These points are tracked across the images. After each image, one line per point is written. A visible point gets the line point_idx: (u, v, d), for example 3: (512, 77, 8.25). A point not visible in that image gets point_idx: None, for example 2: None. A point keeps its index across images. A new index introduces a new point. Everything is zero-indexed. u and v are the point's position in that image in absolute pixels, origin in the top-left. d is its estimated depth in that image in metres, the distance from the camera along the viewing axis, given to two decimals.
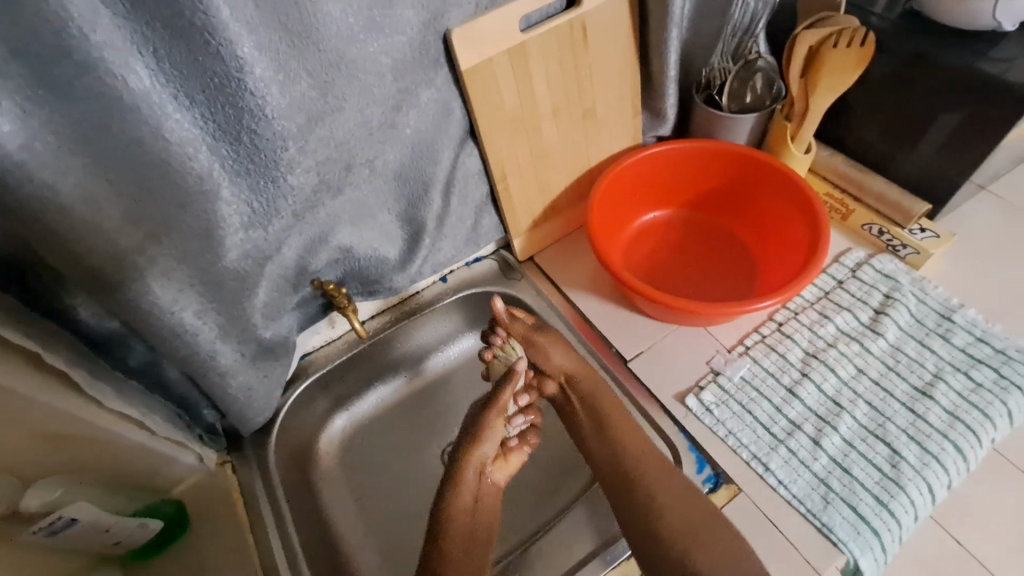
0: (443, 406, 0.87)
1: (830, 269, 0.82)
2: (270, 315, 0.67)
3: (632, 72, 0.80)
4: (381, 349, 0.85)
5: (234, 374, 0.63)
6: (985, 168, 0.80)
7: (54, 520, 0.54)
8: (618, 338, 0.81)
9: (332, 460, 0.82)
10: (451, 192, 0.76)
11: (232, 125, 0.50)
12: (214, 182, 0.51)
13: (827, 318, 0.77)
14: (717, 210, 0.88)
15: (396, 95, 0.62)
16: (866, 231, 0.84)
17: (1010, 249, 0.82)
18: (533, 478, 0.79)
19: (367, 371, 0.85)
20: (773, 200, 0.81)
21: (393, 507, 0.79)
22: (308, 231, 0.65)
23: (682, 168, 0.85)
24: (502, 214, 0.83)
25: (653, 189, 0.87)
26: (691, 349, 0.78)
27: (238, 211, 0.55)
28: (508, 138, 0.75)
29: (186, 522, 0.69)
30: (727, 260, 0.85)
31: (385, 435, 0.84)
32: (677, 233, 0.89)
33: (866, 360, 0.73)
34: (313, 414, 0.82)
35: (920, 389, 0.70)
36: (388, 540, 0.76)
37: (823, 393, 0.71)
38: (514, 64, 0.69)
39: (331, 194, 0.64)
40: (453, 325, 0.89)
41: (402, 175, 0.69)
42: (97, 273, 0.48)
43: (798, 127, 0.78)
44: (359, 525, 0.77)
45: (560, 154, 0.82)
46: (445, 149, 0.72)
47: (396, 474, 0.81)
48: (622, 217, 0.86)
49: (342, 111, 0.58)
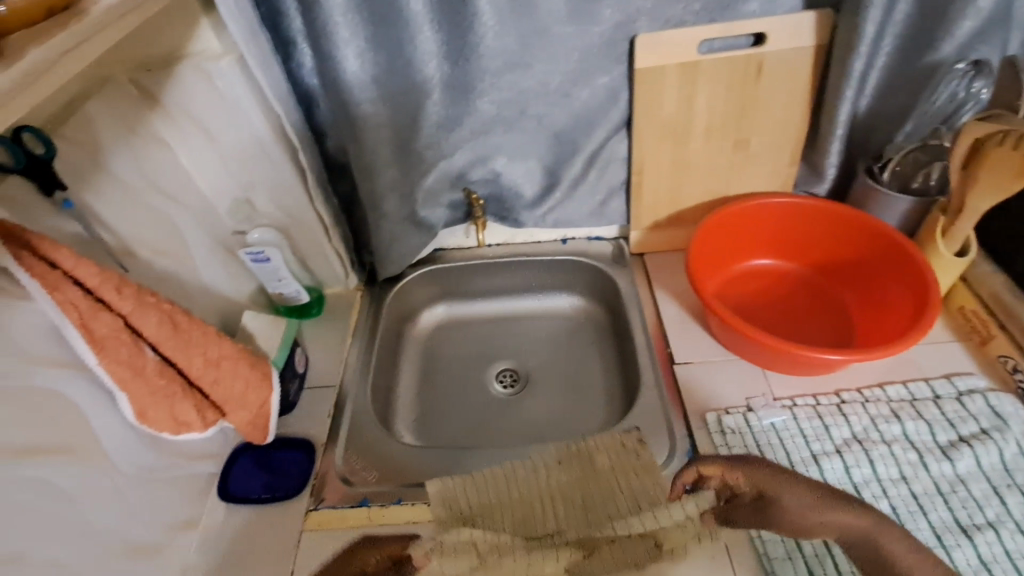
0: (502, 337, 1.05)
1: (932, 382, 0.77)
2: (427, 200, 0.91)
3: (799, 121, 0.85)
4: (493, 267, 1.05)
5: (389, 221, 0.89)
6: None
7: (256, 251, 0.83)
8: (678, 345, 0.87)
9: (424, 330, 1.06)
10: (592, 164, 0.91)
11: (457, 52, 0.76)
12: (431, 85, 0.77)
13: (896, 419, 0.73)
14: (835, 281, 0.89)
15: (576, 72, 0.80)
16: (1000, 363, 0.76)
17: None
18: (559, 420, 0.93)
19: (476, 281, 1.07)
20: (901, 288, 0.79)
21: (445, 381, 1.00)
22: (476, 149, 0.87)
23: (813, 226, 0.87)
24: (630, 203, 0.96)
25: (777, 238, 0.90)
26: (742, 381, 0.81)
27: (438, 112, 0.81)
28: (657, 139, 0.87)
29: (323, 305, 0.97)
30: (822, 324, 0.85)
31: (468, 334, 1.06)
32: (789, 286, 0.90)
33: (917, 473, 0.69)
34: (425, 293, 1.06)
35: (962, 526, 0.64)
36: (431, 399, 0.97)
37: (848, 475, 0.69)
38: (683, 77, 0.81)
39: (503, 129, 0.85)
40: (555, 279, 1.06)
41: (559, 136, 0.87)
42: (345, 105, 0.77)
43: (952, 223, 0.76)
44: (416, 382, 0.99)
45: (700, 170, 0.91)
46: (600, 128, 0.87)
47: (456, 362, 1.02)
48: (734, 251, 0.91)
49: (532, 69, 0.79)
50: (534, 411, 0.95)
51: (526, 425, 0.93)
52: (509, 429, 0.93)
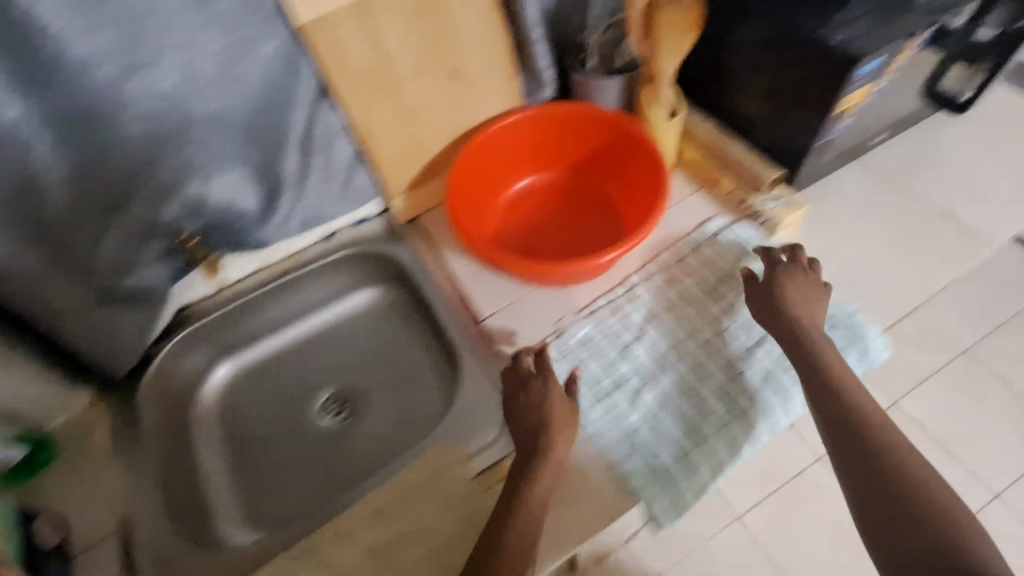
0: (308, 364, 0.91)
1: (691, 236, 0.83)
2: (122, 268, 0.72)
3: (502, 31, 0.79)
4: (260, 298, 0.88)
5: (73, 313, 0.71)
6: (844, 141, 0.81)
7: None
8: (479, 296, 0.83)
9: (209, 407, 0.87)
10: (310, 151, 0.77)
11: (36, 72, 0.55)
12: (23, 135, 0.58)
13: (674, 283, 0.80)
14: (592, 175, 0.91)
15: (227, 50, 0.64)
16: (731, 197, 0.84)
17: (871, 224, 0.84)
18: (402, 416, 0.86)
19: (248, 322, 0.89)
20: (640, 163, 0.83)
21: (263, 443, 0.85)
22: (154, 182, 0.68)
23: (550, 132, 0.87)
24: (377, 173, 0.85)
25: (525, 155, 0.89)
26: (547, 307, 0.80)
27: (58, 162, 0.61)
28: (366, 97, 0.75)
29: (57, 446, 0.79)
30: (595, 221, 0.87)
31: (269, 382, 0.89)
32: (555, 196, 0.91)
33: (700, 323, 0.77)
34: (193, 361, 0.87)
35: (743, 351, 0.74)
36: (248, 475, 0.82)
37: (653, 352, 0.75)
38: (360, 19, 0.69)
39: (173, 148, 0.67)
40: (341, 282, 0.93)
41: (251, 131, 0.72)
42: None
43: (657, 89, 0.79)
44: (223, 468, 0.82)
45: (429, 112, 0.82)
46: (296, 106, 0.73)
47: (270, 421, 0.87)
48: (490, 186, 0.89)
49: (161, 62, 0.61)
50: (375, 426, 0.85)
51: (370, 445, 0.84)
52: (356, 454, 0.83)
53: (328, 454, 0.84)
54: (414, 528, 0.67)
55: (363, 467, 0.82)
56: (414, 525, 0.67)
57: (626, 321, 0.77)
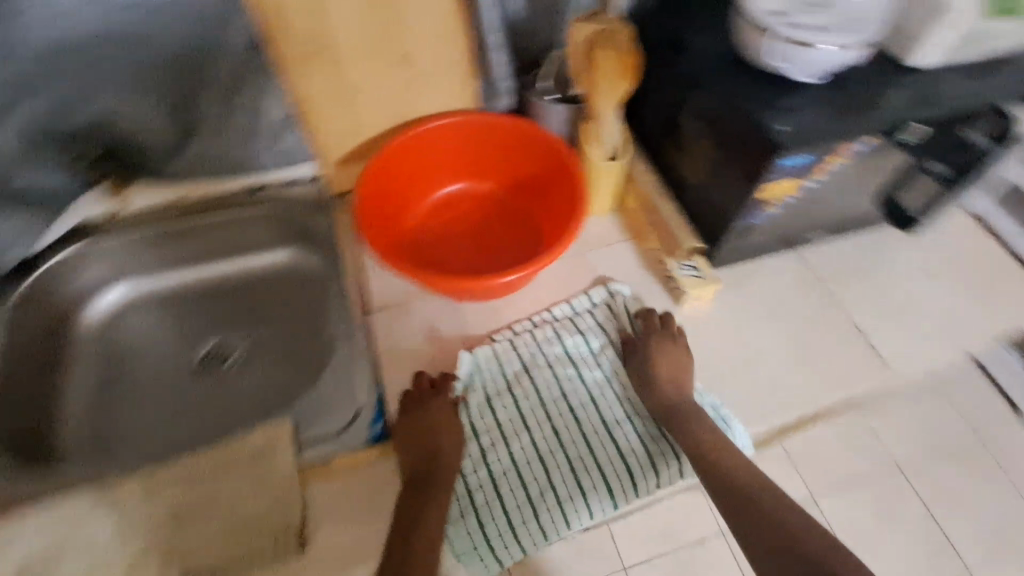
0: (200, 309, 0.89)
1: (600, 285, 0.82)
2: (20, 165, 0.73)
3: (459, 30, 0.77)
4: (167, 231, 0.85)
5: None
6: (775, 228, 0.78)
7: None
8: (376, 287, 0.84)
9: (92, 326, 0.85)
10: (237, 100, 0.76)
11: None
12: None
13: (560, 337, 0.77)
14: (526, 192, 0.88)
15: None
16: (653, 257, 0.83)
17: (783, 319, 0.81)
18: (267, 382, 0.82)
19: (150, 252, 0.86)
20: (569, 192, 0.80)
21: (131, 377, 0.83)
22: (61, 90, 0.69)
23: (489, 140, 0.85)
24: (309, 139, 0.84)
25: (460, 158, 0.87)
26: (438, 316, 0.81)
27: None
28: (301, 62, 0.74)
29: None
30: (512, 240, 0.85)
31: (159, 316, 0.88)
32: (483, 206, 0.88)
33: (574, 387, 0.74)
34: (85, 280, 0.85)
35: (607, 426, 0.72)
36: (105, 405, 0.79)
37: (517, 409, 0.73)
38: None
39: (88, 63, 0.68)
40: (253, 236, 0.89)
41: (175, 65, 0.71)
42: None
43: (597, 129, 0.77)
44: (87, 386, 0.81)
45: (370, 93, 0.80)
46: (227, 52, 0.71)
47: (148, 357, 0.84)
48: (417, 183, 0.86)
49: None
50: (242, 387, 0.82)
51: (228, 406, 0.81)
52: (212, 409, 0.80)
53: (189, 404, 0.81)
54: (224, 503, 0.64)
55: (214, 429, 0.79)
56: (221, 496, 0.64)
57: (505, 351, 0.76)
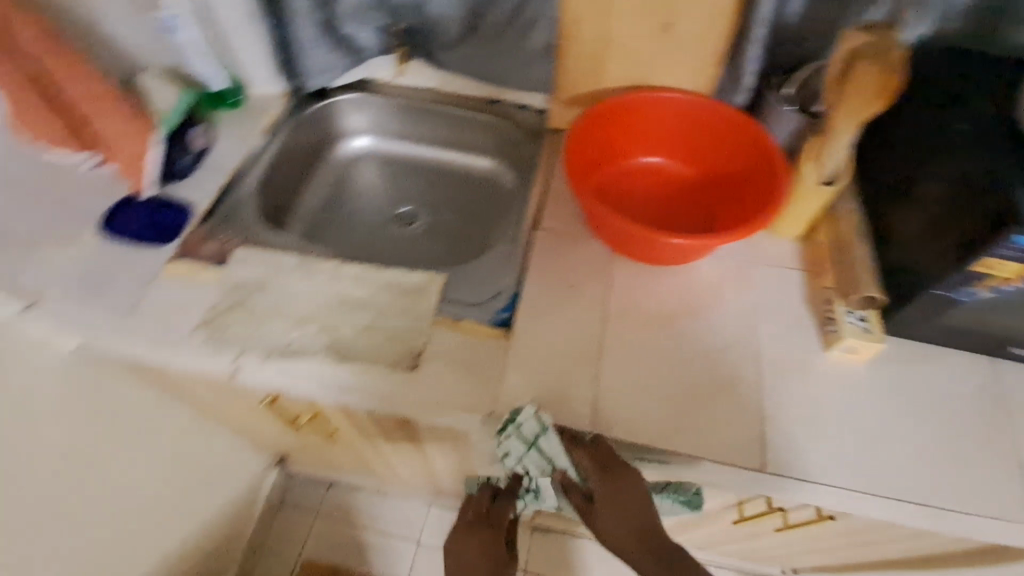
0: (414, 177, 1.12)
1: (754, 298, 0.81)
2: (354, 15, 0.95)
3: (727, 14, 0.82)
4: (419, 109, 1.08)
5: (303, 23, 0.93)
6: (979, 315, 0.70)
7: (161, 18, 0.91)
8: (550, 208, 0.89)
9: (343, 157, 1.13)
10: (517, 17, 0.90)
11: None
12: None
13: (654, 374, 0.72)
14: (716, 187, 0.90)
15: None
16: (823, 298, 0.79)
17: (943, 416, 0.72)
18: (437, 250, 1.02)
19: (400, 120, 1.10)
20: (761, 196, 0.81)
21: (352, 203, 1.09)
22: None
23: (706, 127, 0.88)
24: (553, 70, 0.95)
25: (671, 136, 0.91)
26: (589, 255, 0.84)
27: None
28: None
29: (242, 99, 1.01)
30: (684, 222, 0.89)
31: (385, 169, 1.12)
32: (670, 185, 0.92)
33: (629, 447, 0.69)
34: (353, 122, 1.11)
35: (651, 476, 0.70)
36: (329, 214, 1.07)
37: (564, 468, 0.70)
38: None
39: None
40: (476, 138, 1.08)
41: None
42: None
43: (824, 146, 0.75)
44: (321, 197, 1.09)
45: (623, 47, 0.88)
46: None
47: (365, 196, 1.10)
48: (621, 144, 0.91)
49: None
50: (422, 243, 1.03)
51: (405, 253, 1.00)
52: (393, 250, 1.02)
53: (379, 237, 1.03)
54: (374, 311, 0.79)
55: (389, 261, 0.99)
56: (375, 307, 0.80)
57: (637, 309, 0.79)
